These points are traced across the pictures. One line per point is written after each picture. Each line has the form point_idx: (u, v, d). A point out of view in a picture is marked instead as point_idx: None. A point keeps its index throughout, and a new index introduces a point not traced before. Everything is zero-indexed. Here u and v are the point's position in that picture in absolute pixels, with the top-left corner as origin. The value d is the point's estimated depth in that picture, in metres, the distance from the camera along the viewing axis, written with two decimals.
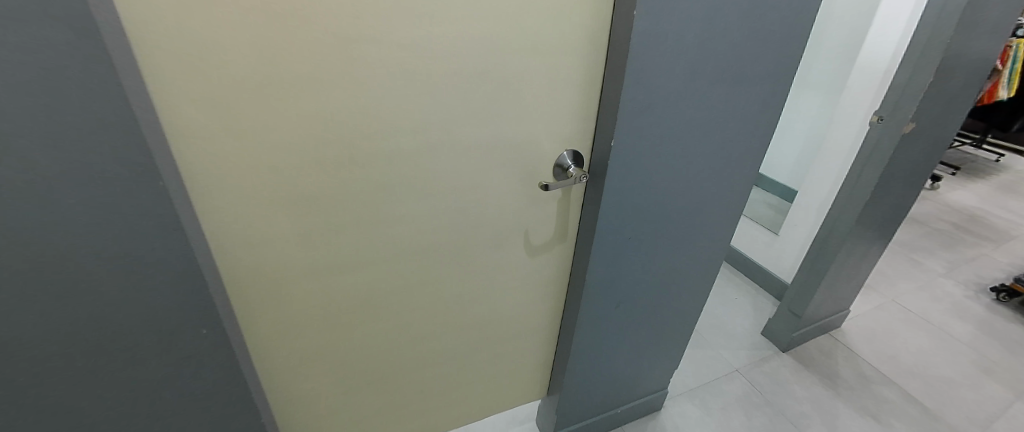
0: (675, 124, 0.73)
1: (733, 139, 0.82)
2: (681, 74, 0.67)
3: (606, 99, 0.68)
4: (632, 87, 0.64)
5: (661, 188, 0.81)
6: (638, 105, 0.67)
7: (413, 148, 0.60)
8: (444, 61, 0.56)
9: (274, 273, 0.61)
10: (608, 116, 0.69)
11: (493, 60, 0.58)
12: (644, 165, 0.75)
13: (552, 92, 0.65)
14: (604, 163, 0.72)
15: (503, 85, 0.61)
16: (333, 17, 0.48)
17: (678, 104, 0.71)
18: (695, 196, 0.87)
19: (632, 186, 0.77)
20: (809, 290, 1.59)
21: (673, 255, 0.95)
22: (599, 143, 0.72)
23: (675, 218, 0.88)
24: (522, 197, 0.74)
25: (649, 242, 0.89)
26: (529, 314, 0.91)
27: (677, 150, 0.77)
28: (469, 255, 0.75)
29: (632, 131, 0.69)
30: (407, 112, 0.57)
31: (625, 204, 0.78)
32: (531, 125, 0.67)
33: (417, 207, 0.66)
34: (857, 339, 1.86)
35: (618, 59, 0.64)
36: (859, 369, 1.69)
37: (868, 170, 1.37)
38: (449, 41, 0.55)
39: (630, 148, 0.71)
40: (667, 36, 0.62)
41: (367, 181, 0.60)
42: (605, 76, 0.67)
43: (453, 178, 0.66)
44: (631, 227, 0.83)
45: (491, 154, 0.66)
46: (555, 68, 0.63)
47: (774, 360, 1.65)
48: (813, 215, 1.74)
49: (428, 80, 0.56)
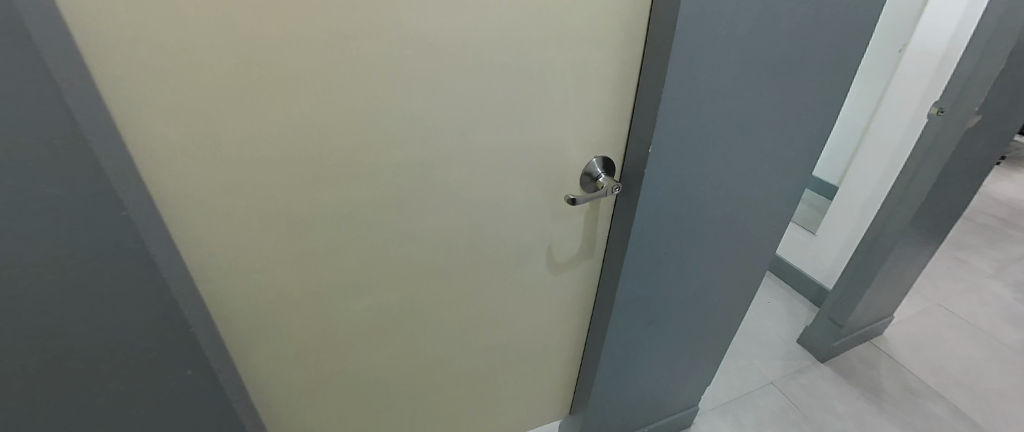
0: (720, 126, 0.63)
1: (783, 140, 0.72)
2: (730, 67, 0.58)
3: (643, 98, 0.59)
4: (674, 85, 0.55)
5: (701, 197, 0.72)
6: (680, 103, 0.57)
7: (421, 160, 0.52)
8: (456, 60, 0.47)
9: (267, 303, 0.54)
10: (644, 118, 0.60)
11: (513, 58, 0.50)
12: (683, 173, 0.66)
13: (580, 92, 0.56)
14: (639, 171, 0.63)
15: (524, 86, 0.52)
16: (320, 9, 0.40)
17: (725, 103, 0.61)
18: (737, 205, 0.78)
19: (669, 196, 0.68)
20: (852, 298, 1.47)
21: (709, 268, 0.86)
22: (633, 148, 0.63)
23: (713, 229, 0.79)
24: (545, 210, 0.65)
25: (684, 256, 0.80)
26: (551, 334, 0.83)
27: (721, 155, 0.68)
28: (486, 275, 0.67)
29: (672, 135, 0.60)
30: (413, 118, 0.49)
31: (660, 216, 0.69)
32: (556, 130, 0.58)
33: (427, 225, 0.58)
34: (901, 347, 1.72)
35: (658, 53, 0.54)
36: (905, 381, 1.57)
37: (923, 168, 1.24)
38: (461, 36, 0.46)
39: (669, 154, 0.62)
40: (717, 24, 0.52)
41: (367, 198, 0.52)
42: (642, 72, 0.58)
43: (468, 192, 0.58)
44: (665, 240, 0.74)
45: (510, 164, 0.58)
46: (584, 65, 0.55)
47: (812, 371, 1.54)
48: (860, 215, 1.59)
49: (438, 81, 0.48)
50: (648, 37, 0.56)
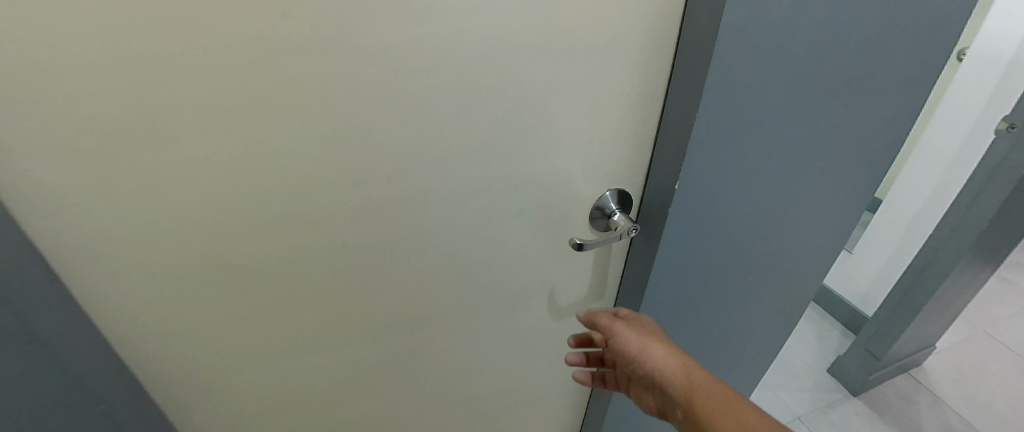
0: (757, 154, 0.54)
1: (827, 168, 0.62)
2: (772, 86, 0.48)
3: (667, 124, 0.49)
4: (708, 108, 0.46)
5: (734, 233, 0.62)
6: (714, 132, 0.49)
7: (391, 201, 0.43)
8: (429, 79, 0.37)
9: (208, 363, 0.46)
10: (671, 147, 0.49)
11: (503, 74, 0.39)
12: (714, 207, 0.56)
13: (591, 116, 0.46)
14: (660, 209, 0.53)
15: (518, 110, 0.42)
16: (239, 18, 0.30)
17: (764, 127, 0.52)
18: (772, 241, 0.67)
19: (696, 233, 0.58)
20: (892, 328, 1.33)
21: (736, 310, 0.74)
22: (654, 181, 0.53)
23: (744, 268, 0.68)
24: (546, 250, 0.55)
25: (709, 298, 0.69)
26: (552, 382, 0.73)
27: (759, 185, 0.57)
28: (475, 323, 0.58)
29: (700, 165, 0.51)
30: (378, 152, 0.39)
31: (687, 258, 0.60)
32: (561, 162, 0.48)
33: (398, 273, 0.48)
34: (945, 379, 1.56)
35: (690, 70, 0.44)
36: (947, 420, 1.41)
37: (988, 191, 1.08)
38: (440, 50, 0.36)
39: (698, 186, 0.53)
40: (758, 36, 0.44)
41: (321, 245, 0.43)
42: (668, 93, 0.48)
43: (450, 234, 0.48)
44: (689, 281, 0.63)
45: (504, 200, 0.48)
46: (598, 84, 0.44)
47: (843, 406, 1.41)
48: (908, 238, 1.41)
49: (408, 108, 0.38)
50: (679, 50, 0.45)
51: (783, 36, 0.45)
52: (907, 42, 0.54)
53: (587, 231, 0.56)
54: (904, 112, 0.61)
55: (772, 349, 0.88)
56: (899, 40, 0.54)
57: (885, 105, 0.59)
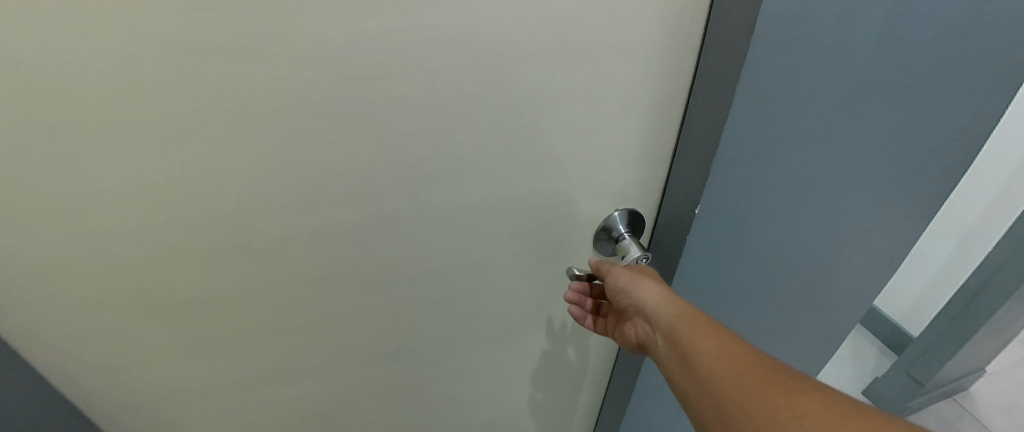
0: (797, 169, 0.45)
1: (885, 182, 0.52)
2: (817, 90, 0.40)
3: (688, 137, 0.41)
4: (738, 121, 0.38)
5: (765, 257, 0.53)
6: (746, 147, 0.41)
7: (355, 225, 0.37)
8: (390, 84, 0.31)
9: (166, 397, 0.42)
10: (691, 164, 0.42)
11: (483, 76, 0.32)
12: (740, 229, 0.48)
13: (594, 126, 0.39)
14: (678, 234, 0.46)
15: (503, 118, 0.35)
16: (136, 14, 0.24)
17: (807, 140, 0.43)
18: (812, 265, 0.58)
19: (720, 257, 0.50)
20: (938, 352, 1.21)
21: (767, 338, 0.66)
22: (670, 202, 0.46)
23: (776, 294, 0.59)
24: (544, 275, 0.48)
25: (735, 327, 0.61)
26: (556, 410, 0.67)
27: (797, 204, 0.49)
28: (466, 352, 0.52)
29: (727, 184, 0.43)
30: (334, 171, 0.33)
31: (707, 283, 0.52)
32: (559, 178, 0.41)
33: (372, 302, 0.43)
34: (999, 404, 1.41)
35: (716, 74, 0.36)
36: None
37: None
38: (399, 51, 0.29)
39: (725, 208, 0.45)
40: (803, 30, 0.35)
41: (276, 273, 0.37)
42: (689, 101, 0.40)
43: (430, 258, 0.42)
44: (710, 309, 0.55)
45: (493, 221, 0.41)
46: (601, 92, 0.37)
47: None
48: (966, 252, 1.26)
49: (366, 119, 0.32)
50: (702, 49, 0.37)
51: (835, 30, 0.37)
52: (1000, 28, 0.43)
53: (592, 254, 0.49)
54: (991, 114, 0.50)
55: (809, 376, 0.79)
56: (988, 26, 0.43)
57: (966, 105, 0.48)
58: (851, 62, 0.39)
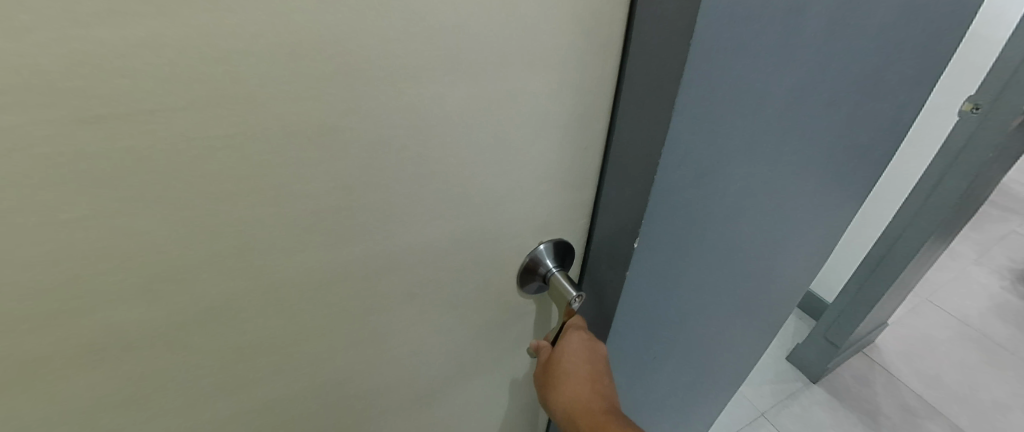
0: (738, 181, 0.41)
1: (818, 184, 0.49)
2: (754, 94, 0.35)
3: (615, 158, 0.35)
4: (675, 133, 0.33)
5: (709, 268, 0.49)
6: (681, 161, 0.36)
7: (172, 318, 0.26)
8: (182, 126, 0.20)
9: None
10: (623, 189, 0.36)
11: (336, 105, 0.23)
12: (683, 246, 0.44)
13: (506, 154, 0.31)
14: (613, 265, 0.40)
15: (379, 153, 0.26)
16: None
17: (747, 149, 0.38)
18: (747, 271, 0.55)
19: (662, 278, 0.45)
20: (851, 315, 1.31)
21: (710, 344, 0.63)
22: (599, 231, 0.40)
23: (717, 303, 0.56)
24: (466, 324, 0.41)
25: (676, 343, 0.57)
26: None
27: (739, 215, 0.45)
28: (383, 419, 0.43)
29: (664, 203, 0.38)
30: (110, 255, 0.22)
31: (650, 304, 0.47)
32: (468, 217, 0.33)
33: (230, 400, 0.32)
34: (899, 352, 1.56)
35: (648, 82, 0.30)
36: (902, 398, 1.42)
37: (948, 178, 1.04)
38: (177, 75, 0.19)
39: (659, 228, 0.40)
40: (739, 28, 0.30)
41: (46, 407, 0.25)
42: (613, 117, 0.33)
43: (309, 335, 0.32)
44: (656, 327, 0.51)
45: (388, 277, 0.32)
46: (507, 110, 0.28)
47: (803, 395, 1.43)
48: (868, 223, 1.35)
49: (143, 178, 0.20)
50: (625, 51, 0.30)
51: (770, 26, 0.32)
52: (926, 18, 0.41)
53: (519, 293, 0.42)
54: (912, 108, 0.49)
55: (744, 370, 0.79)
56: (915, 18, 0.40)
57: (890, 100, 0.46)
58: (790, 61, 0.35)
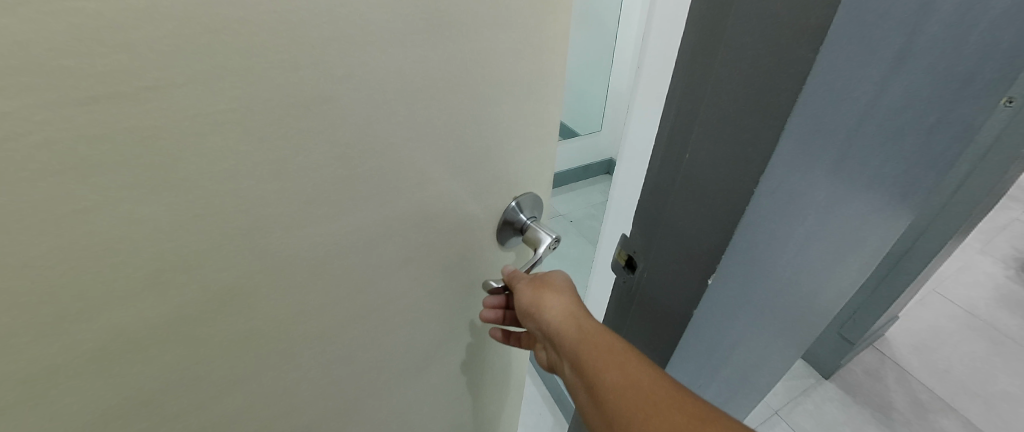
0: (828, 207, 0.40)
1: (910, 207, 0.47)
2: (861, 129, 0.34)
3: (693, 180, 0.37)
4: (776, 172, 0.32)
5: (782, 289, 0.49)
6: (776, 199, 0.35)
7: (178, 313, 0.25)
8: (181, 100, 0.19)
9: None
10: (698, 207, 0.37)
11: (331, 72, 0.23)
12: (766, 268, 0.44)
13: (485, 113, 0.33)
14: (684, 288, 0.42)
15: (375, 119, 0.27)
16: None
17: (833, 182, 0.38)
18: (804, 295, 0.54)
19: (739, 299, 0.46)
20: (871, 312, 1.17)
21: (748, 350, 0.62)
22: (665, 249, 0.42)
23: (775, 318, 0.56)
24: (460, 282, 0.43)
25: (729, 352, 0.58)
26: (499, 395, 0.66)
27: (824, 237, 0.44)
28: (392, 385, 0.45)
29: (756, 235, 0.38)
30: (113, 251, 0.21)
31: (721, 322, 0.48)
32: (456, 178, 0.35)
33: (240, 392, 0.32)
34: (909, 343, 1.41)
35: (738, 109, 0.31)
36: (914, 392, 1.28)
37: (978, 174, 0.91)
38: (178, 45, 0.18)
39: (742, 263, 0.40)
40: (858, 68, 0.30)
41: (50, 420, 0.23)
42: (689, 137, 0.36)
43: (317, 312, 0.33)
44: (718, 340, 0.52)
45: (389, 244, 0.34)
46: (484, 71, 0.31)
47: (816, 391, 1.30)
48: None
49: (144, 162, 0.20)
50: (715, 84, 0.32)
51: (892, 57, 0.30)
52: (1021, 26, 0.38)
53: (503, 249, 0.45)
54: None
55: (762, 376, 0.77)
56: None
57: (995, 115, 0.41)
58: (914, 91, 0.34)
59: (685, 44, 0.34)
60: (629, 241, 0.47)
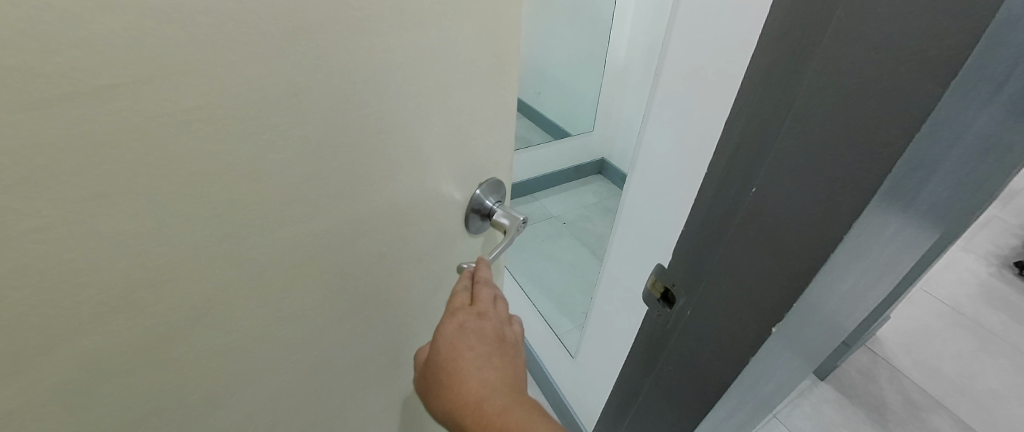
0: (897, 253, 0.31)
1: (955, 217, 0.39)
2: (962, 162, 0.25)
3: (754, 220, 0.27)
4: (864, 227, 0.23)
5: (823, 337, 0.40)
6: (854, 254, 0.26)
7: (147, 332, 0.23)
8: (144, 99, 0.18)
9: None
10: (752, 252, 0.28)
11: (296, 62, 0.22)
12: (817, 324, 0.34)
13: (450, 101, 0.33)
14: (730, 355, 0.32)
15: (343, 111, 0.26)
16: None
17: (913, 231, 0.29)
18: (838, 335, 0.45)
19: (784, 358, 0.37)
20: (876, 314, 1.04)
21: (772, 396, 0.51)
22: (709, 299, 0.33)
23: (807, 362, 0.46)
24: (437, 273, 0.43)
25: (754, 403, 0.48)
26: None
27: (881, 279, 0.35)
28: (377, 382, 0.45)
29: (818, 297, 0.28)
30: (82, 267, 0.20)
31: (756, 383, 0.39)
32: (427, 168, 0.35)
33: (223, 409, 0.31)
34: (898, 342, 1.29)
35: (838, 132, 0.21)
36: (908, 392, 1.17)
37: None
38: (140, 40, 0.17)
39: (799, 325, 0.31)
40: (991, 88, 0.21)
41: None
42: (755, 160, 0.26)
43: (295, 318, 0.32)
44: (750, 395, 0.42)
45: (362, 241, 0.33)
46: (449, 57, 0.30)
47: (812, 391, 1.17)
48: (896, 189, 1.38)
49: (113, 172, 0.19)
50: (790, 106, 0.23)
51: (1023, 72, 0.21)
52: None
53: (473, 236, 0.45)
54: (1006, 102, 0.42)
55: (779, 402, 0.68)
56: None
57: None
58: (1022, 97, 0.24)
59: (764, 35, 0.25)
60: (667, 272, 0.37)
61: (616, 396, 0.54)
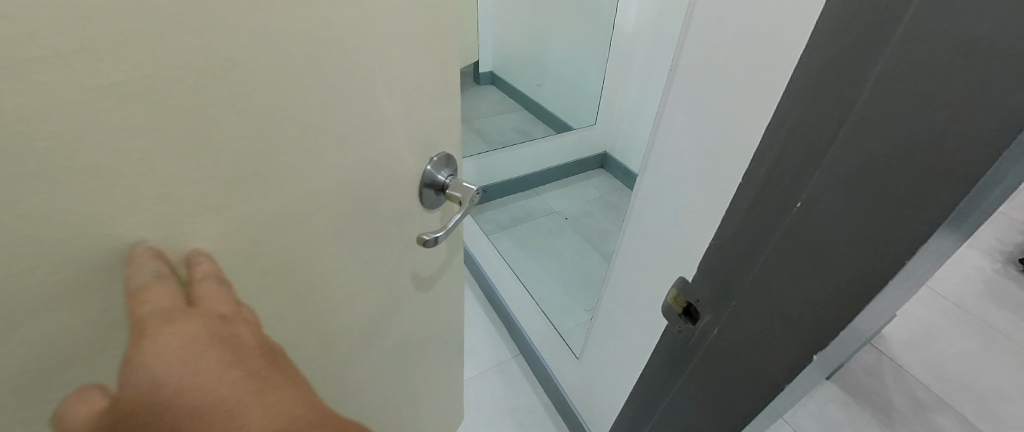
0: None
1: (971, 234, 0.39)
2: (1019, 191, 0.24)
3: (797, 238, 0.26)
4: (924, 254, 0.22)
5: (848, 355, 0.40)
6: (909, 281, 0.25)
7: (105, 312, 0.24)
8: (79, 72, 0.18)
9: None
10: (793, 271, 0.27)
11: (228, 35, 0.23)
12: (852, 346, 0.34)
13: (389, 75, 0.34)
14: (766, 377, 0.31)
15: (281, 84, 0.27)
16: None
17: None
18: None
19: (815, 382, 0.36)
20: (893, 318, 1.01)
21: None
22: (745, 319, 0.31)
23: None
24: (396, 248, 0.45)
25: None
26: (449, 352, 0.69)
27: None
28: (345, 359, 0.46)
29: (863, 322, 0.27)
30: (33, 247, 0.20)
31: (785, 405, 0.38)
32: (375, 143, 0.35)
33: None
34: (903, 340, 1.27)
35: (900, 149, 0.20)
36: (911, 389, 1.15)
37: None
38: (68, 13, 0.18)
39: (838, 349, 0.30)
40: None
41: None
42: (801, 176, 0.26)
43: (254, 298, 0.32)
44: None
45: (314, 217, 0.34)
46: (384, 32, 0.31)
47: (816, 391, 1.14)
48: None
49: (55, 148, 0.19)
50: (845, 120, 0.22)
51: None
52: None
53: (429, 210, 0.47)
54: None
55: None
56: None
57: None
58: None
59: (819, 51, 0.24)
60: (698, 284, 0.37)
61: (632, 404, 0.53)
